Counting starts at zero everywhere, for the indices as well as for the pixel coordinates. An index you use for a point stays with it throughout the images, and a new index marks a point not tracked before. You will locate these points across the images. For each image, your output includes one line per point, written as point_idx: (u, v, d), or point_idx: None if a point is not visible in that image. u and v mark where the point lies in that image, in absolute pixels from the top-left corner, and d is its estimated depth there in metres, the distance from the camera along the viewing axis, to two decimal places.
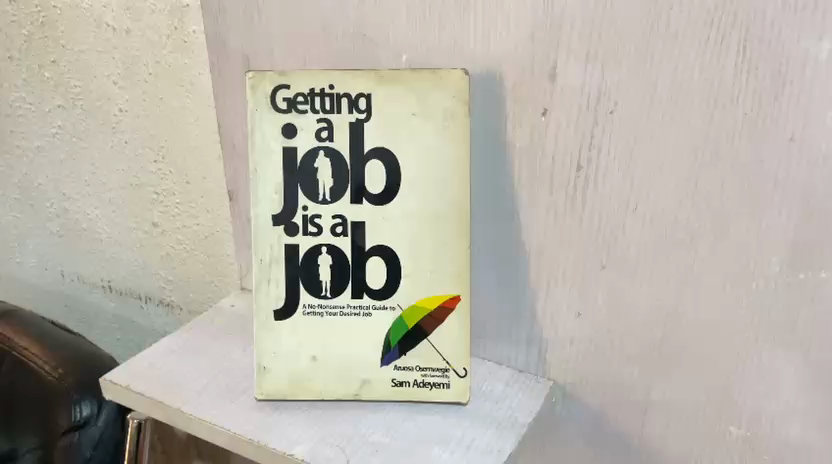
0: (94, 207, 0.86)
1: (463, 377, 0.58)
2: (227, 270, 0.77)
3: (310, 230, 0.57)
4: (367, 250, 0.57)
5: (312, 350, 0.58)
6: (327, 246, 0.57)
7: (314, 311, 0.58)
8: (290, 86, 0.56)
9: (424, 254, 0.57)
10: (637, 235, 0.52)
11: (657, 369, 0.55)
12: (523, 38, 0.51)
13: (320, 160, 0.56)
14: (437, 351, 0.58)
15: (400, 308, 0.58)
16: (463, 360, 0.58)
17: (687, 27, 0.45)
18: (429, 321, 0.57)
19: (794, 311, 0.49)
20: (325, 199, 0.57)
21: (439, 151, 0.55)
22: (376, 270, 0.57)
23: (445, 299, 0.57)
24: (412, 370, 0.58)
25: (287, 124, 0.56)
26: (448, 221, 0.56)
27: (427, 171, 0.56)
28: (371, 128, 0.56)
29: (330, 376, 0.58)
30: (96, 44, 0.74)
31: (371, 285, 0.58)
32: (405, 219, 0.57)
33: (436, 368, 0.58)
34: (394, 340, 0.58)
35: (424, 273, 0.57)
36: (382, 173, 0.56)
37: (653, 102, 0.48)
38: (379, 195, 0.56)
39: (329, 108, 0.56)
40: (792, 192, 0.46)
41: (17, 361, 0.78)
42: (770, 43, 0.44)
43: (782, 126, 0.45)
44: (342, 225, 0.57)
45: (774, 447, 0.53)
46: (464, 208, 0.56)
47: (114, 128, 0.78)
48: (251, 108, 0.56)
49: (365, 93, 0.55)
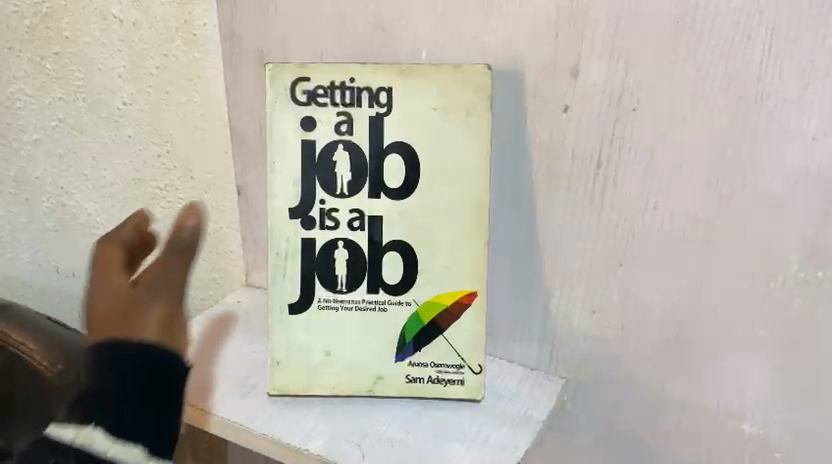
0: (91, 201, 0.83)
1: (478, 374, 0.58)
2: (230, 264, 0.79)
3: (327, 224, 0.57)
4: (383, 245, 0.57)
5: (326, 346, 0.58)
6: (343, 240, 0.57)
7: (329, 305, 0.58)
8: (310, 78, 0.56)
9: (441, 250, 0.57)
10: (655, 233, 0.53)
11: (670, 368, 0.56)
12: (547, 35, 0.51)
13: (339, 153, 0.56)
14: (451, 347, 0.58)
15: (416, 303, 0.57)
16: (479, 357, 0.57)
17: (713, 26, 0.46)
18: (445, 316, 0.57)
19: (811, 310, 0.49)
20: (343, 193, 0.56)
21: (460, 146, 0.55)
22: (393, 264, 0.57)
23: (461, 295, 0.57)
24: (426, 366, 0.58)
25: (305, 117, 0.56)
26: (466, 216, 0.56)
27: (446, 166, 0.56)
28: (391, 122, 0.56)
29: (344, 373, 0.58)
30: (101, 37, 0.71)
31: (387, 280, 0.57)
32: (422, 214, 0.56)
33: (451, 365, 0.58)
34: (408, 336, 0.58)
35: (440, 269, 0.57)
36: (401, 167, 0.56)
37: (678, 100, 0.49)
38: (397, 190, 0.56)
39: (349, 101, 0.55)
40: (812, 192, 0.47)
41: (12, 357, 0.76)
42: (797, 41, 0.44)
43: (804, 126, 0.46)
44: (359, 220, 0.57)
45: (786, 448, 0.54)
46: (481, 204, 0.56)
47: (117, 123, 0.76)
48: (270, 99, 0.56)
49: (386, 87, 0.55)
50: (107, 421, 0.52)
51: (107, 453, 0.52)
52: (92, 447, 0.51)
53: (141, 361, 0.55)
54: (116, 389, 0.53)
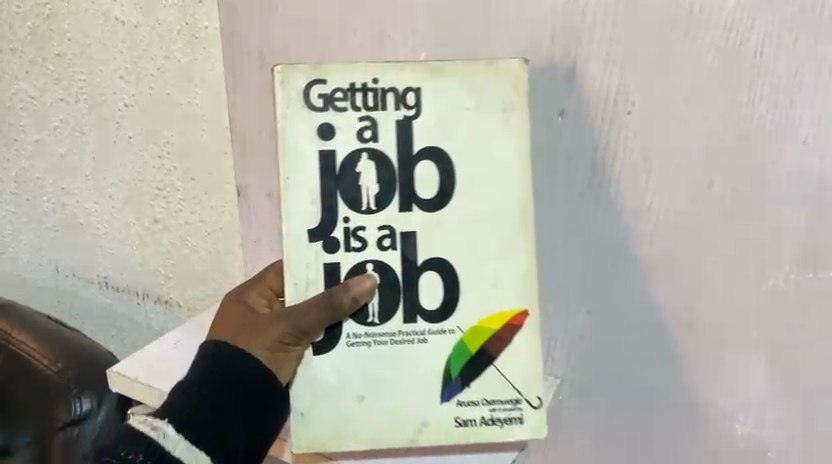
0: (92, 202, 0.85)
1: (537, 408, 0.52)
2: (228, 266, 0.77)
3: (352, 245, 0.51)
4: (420, 265, 0.51)
5: (357, 389, 0.52)
6: (373, 263, 0.51)
7: (359, 341, 0.51)
8: (326, 80, 0.50)
9: (486, 263, 0.51)
10: (651, 235, 0.53)
11: (663, 367, 0.56)
12: (543, 39, 0.52)
13: (363, 163, 0.50)
14: (505, 380, 0.52)
15: (461, 331, 0.51)
16: (537, 389, 0.52)
17: (705, 31, 0.48)
18: (495, 343, 0.51)
19: (802, 308, 0.51)
20: (371, 208, 0.51)
21: (501, 149, 0.51)
22: (432, 286, 0.51)
23: (511, 316, 0.51)
24: (478, 405, 0.52)
25: (322, 124, 0.50)
26: (511, 224, 0.51)
27: (485, 170, 0.51)
28: (421, 126, 0.50)
29: (380, 419, 0.52)
30: (104, 38, 0.74)
31: (426, 306, 0.51)
32: (463, 223, 0.51)
33: (505, 401, 0.52)
34: (455, 370, 0.51)
35: (485, 286, 0.51)
36: (435, 175, 0.51)
37: (671, 104, 0.50)
38: (432, 201, 0.51)
39: (373, 104, 0.50)
40: (803, 194, 0.49)
41: (12, 355, 0.78)
42: (785, 49, 0.46)
43: (796, 130, 0.48)
44: (390, 238, 0.51)
45: (777, 446, 0.55)
46: (527, 212, 0.51)
47: (117, 124, 0.78)
48: (281, 107, 0.50)
49: (414, 87, 0.50)
50: (189, 416, 0.50)
51: (178, 454, 0.50)
52: (162, 443, 0.50)
53: (238, 376, 0.51)
54: (211, 393, 0.51)
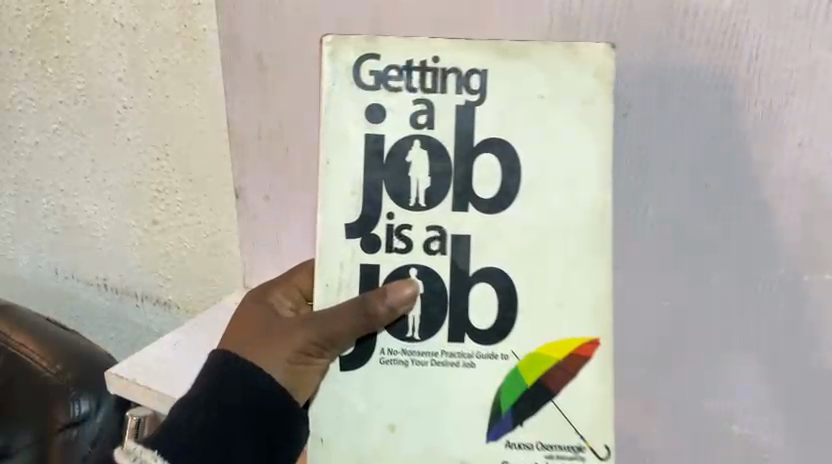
0: (92, 204, 0.85)
1: (601, 457, 0.50)
2: (228, 267, 0.77)
3: (396, 245, 0.50)
4: (471, 275, 0.50)
5: (392, 418, 0.51)
6: (416, 265, 0.50)
7: (394, 359, 0.51)
8: (381, 56, 0.49)
9: (552, 274, 0.50)
10: (649, 237, 0.53)
11: (661, 369, 0.56)
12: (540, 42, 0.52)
13: (414, 151, 0.50)
14: (567, 421, 0.50)
15: (517, 359, 0.50)
16: (600, 434, 0.50)
17: (703, 34, 0.47)
18: (554, 378, 0.50)
19: (799, 311, 0.51)
20: (419, 204, 0.50)
21: (577, 147, 0.49)
22: (485, 304, 0.50)
23: (577, 347, 0.50)
24: (534, 446, 0.50)
25: (372, 105, 0.50)
26: (581, 231, 0.50)
27: (554, 170, 0.49)
28: (484, 115, 0.49)
29: (416, 450, 0.51)
30: (103, 41, 0.74)
31: (478, 325, 0.50)
32: (528, 230, 0.50)
33: (566, 446, 0.50)
34: (507, 404, 0.50)
35: (548, 305, 0.50)
36: (495, 171, 0.50)
37: (668, 107, 0.50)
38: (490, 201, 0.50)
39: (431, 87, 0.49)
40: (799, 197, 0.49)
41: (12, 357, 0.78)
42: (781, 52, 0.47)
43: (792, 133, 0.48)
44: (438, 240, 0.50)
45: (771, 446, 0.55)
46: (599, 220, 0.49)
47: (116, 126, 0.78)
48: (329, 84, 0.50)
49: (478, 70, 0.49)
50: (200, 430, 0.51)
51: None
52: None
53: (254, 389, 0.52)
54: (226, 406, 0.52)
